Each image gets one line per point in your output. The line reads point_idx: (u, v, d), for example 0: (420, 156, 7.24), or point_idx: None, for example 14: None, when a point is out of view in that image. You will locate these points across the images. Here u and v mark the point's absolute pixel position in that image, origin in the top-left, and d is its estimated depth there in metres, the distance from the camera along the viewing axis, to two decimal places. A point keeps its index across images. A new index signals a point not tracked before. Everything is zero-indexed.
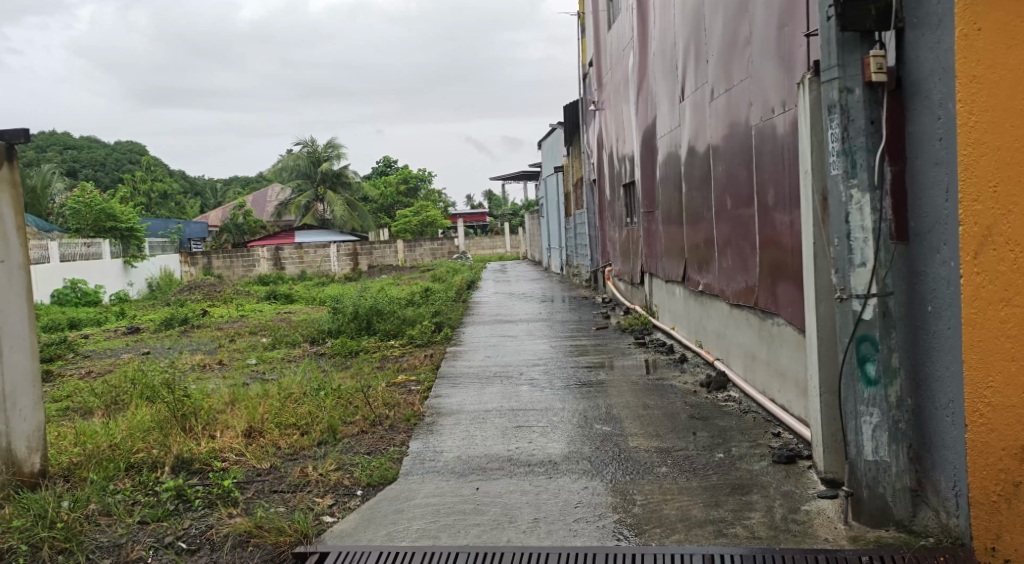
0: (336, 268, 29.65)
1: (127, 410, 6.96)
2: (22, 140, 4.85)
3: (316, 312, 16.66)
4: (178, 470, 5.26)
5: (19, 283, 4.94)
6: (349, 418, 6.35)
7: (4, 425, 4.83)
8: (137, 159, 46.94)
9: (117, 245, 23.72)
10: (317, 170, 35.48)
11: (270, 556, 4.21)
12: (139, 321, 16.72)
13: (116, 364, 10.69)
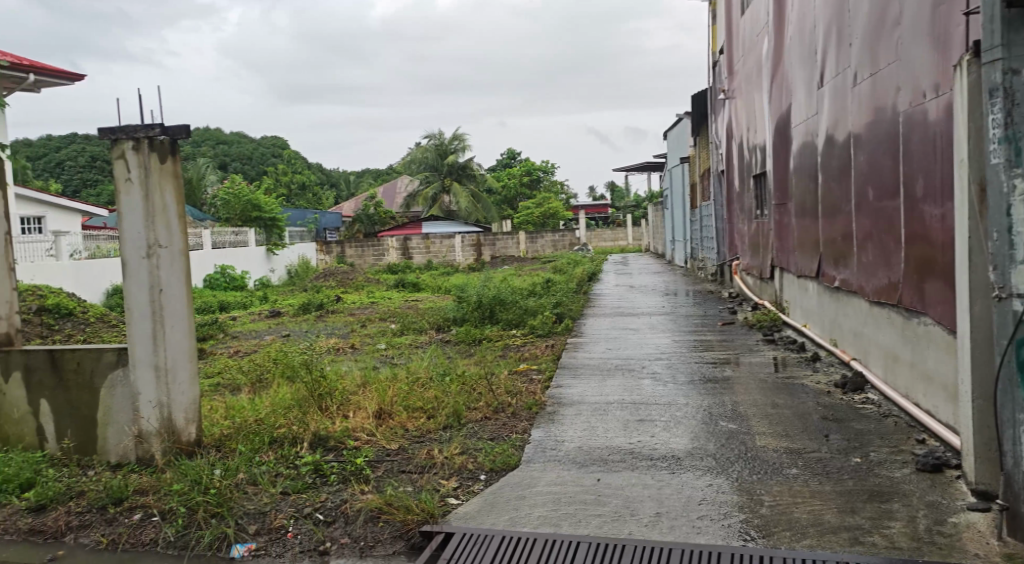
0: (461, 257, 30.23)
1: (269, 388, 7.37)
2: (183, 136, 5.19)
3: (443, 301, 17.08)
4: (315, 446, 5.53)
5: (179, 267, 5.30)
6: (473, 404, 6.47)
7: (164, 397, 5.23)
8: (279, 152, 49.49)
9: (261, 234, 25.09)
10: (444, 163, 36.32)
11: (398, 533, 4.40)
12: (278, 305, 17.65)
13: (259, 345, 11.33)
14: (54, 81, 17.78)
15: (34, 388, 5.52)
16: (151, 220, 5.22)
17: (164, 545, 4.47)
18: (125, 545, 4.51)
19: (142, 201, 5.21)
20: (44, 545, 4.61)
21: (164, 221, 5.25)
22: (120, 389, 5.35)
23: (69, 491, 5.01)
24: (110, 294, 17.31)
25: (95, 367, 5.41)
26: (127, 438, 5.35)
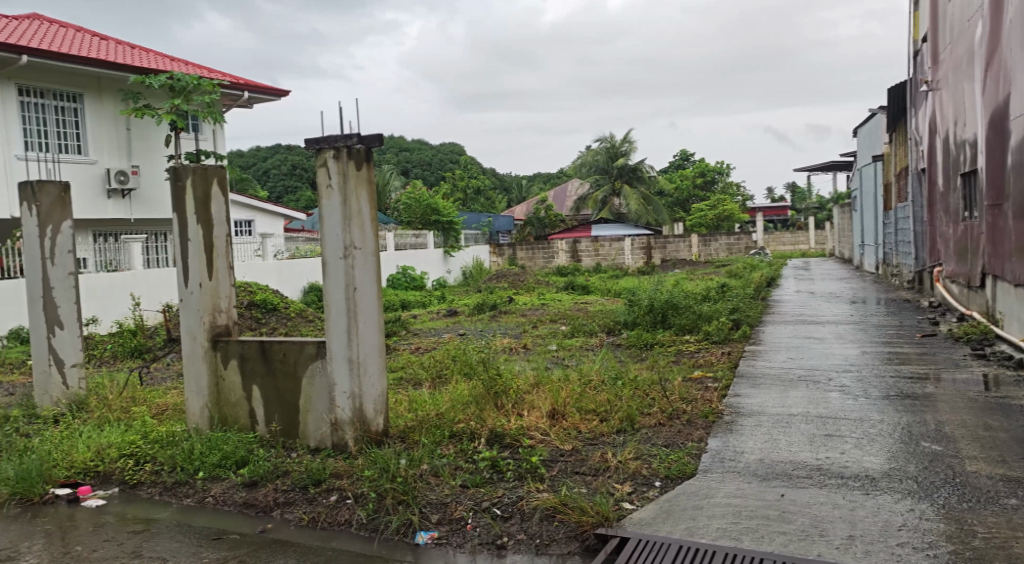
0: (631, 261, 29.93)
1: (448, 383, 7.65)
2: (375, 143, 5.48)
3: (614, 304, 16.99)
4: (492, 442, 5.66)
5: (371, 268, 5.60)
6: (647, 409, 6.38)
7: (357, 388, 5.55)
8: (455, 157, 51.24)
9: (439, 236, 26.09)
10: (614, 165, 36.27)
11: (574, 534, 4.42)
12: (455, 305, 18.26)
13: (437, 342, 11.78)
14: (263, 96, 19.33)
15: (247, 375, 6.02)
16: (348, 224, 5.55)
17: (357, 527, 4.78)
18: (323, 523, 4.86)
19: (341, 206, 5.56)
20: (255, 518, 5.06)
21: (359, 224, 5.58)
22: (319, 378, 5.73)
23: (275, 471, 5.45)
24: (307, 291, 18.60)
25: (298, 358, 5.83)
26: (325, 425, 5.72)
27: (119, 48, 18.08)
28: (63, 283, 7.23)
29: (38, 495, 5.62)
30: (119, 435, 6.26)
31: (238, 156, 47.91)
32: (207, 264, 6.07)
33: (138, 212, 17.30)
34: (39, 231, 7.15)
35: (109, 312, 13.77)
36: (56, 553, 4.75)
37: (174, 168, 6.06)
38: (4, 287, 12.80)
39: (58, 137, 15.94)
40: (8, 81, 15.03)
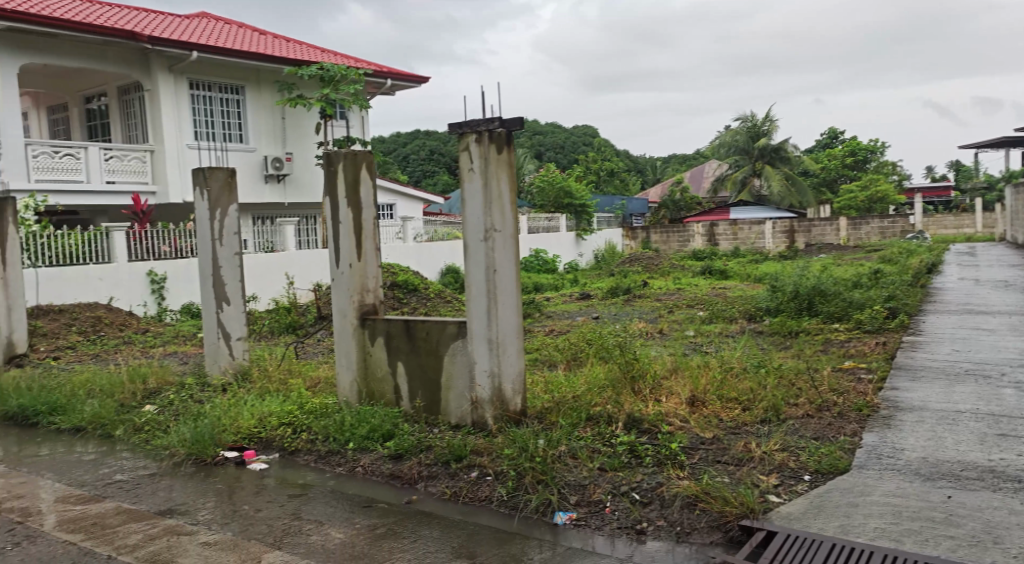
0: (771, 244, 28.68)
1: (585, 366, 7.65)
2: (517, 127, 5.51)
3: (755, 289, 16.43)
4: (629, 427, 5.61)
5: (511, 250, 5.67)
6: (794, 399, 6.14)
7: (496, 367, 5.65)
8: (589, 139, 50.97)
9: (572, 219, 26.08)
10: (755, 145, 35.02)
11: (716, 523, 4.34)
12: (588, 288, 18.22)
13: (572, 325, 11.81)
14: (405, 83, 19.90)
15: (392, 352, 6.25)
16: (488, 206, 5.64)
17: (498, 503, 4.89)
18: (465, 498, 5.00)
19: (482, 189, 5.65)
20: (401, 490, 5.27)
21: (499, 206, 5.65)
22: (460, 357, 5.87)
23: (419, 445, 5.64)
24: (444, 273, 19.04)
25: (440, 336, 5.99)
26: (465, 403, 5.86)
27: (275, 41, 19.10)
28: (229, 262, 7.76)
29: (209, 456, 6.10)
30: (278, 404, 6.67)
31: (380, 142, 49.71)
32: (356, 245, 6.35)
33: (292, 196, 18.26)
34: (209, 213, 7.68)
35: (266, 290, 14.67)
36: (226, 511, 5.14)
37: (328, 154, 6.35)
38: (177, 266, 13.88)
39: (222, 126, 17.06)
40: (180, 75, 16.21)
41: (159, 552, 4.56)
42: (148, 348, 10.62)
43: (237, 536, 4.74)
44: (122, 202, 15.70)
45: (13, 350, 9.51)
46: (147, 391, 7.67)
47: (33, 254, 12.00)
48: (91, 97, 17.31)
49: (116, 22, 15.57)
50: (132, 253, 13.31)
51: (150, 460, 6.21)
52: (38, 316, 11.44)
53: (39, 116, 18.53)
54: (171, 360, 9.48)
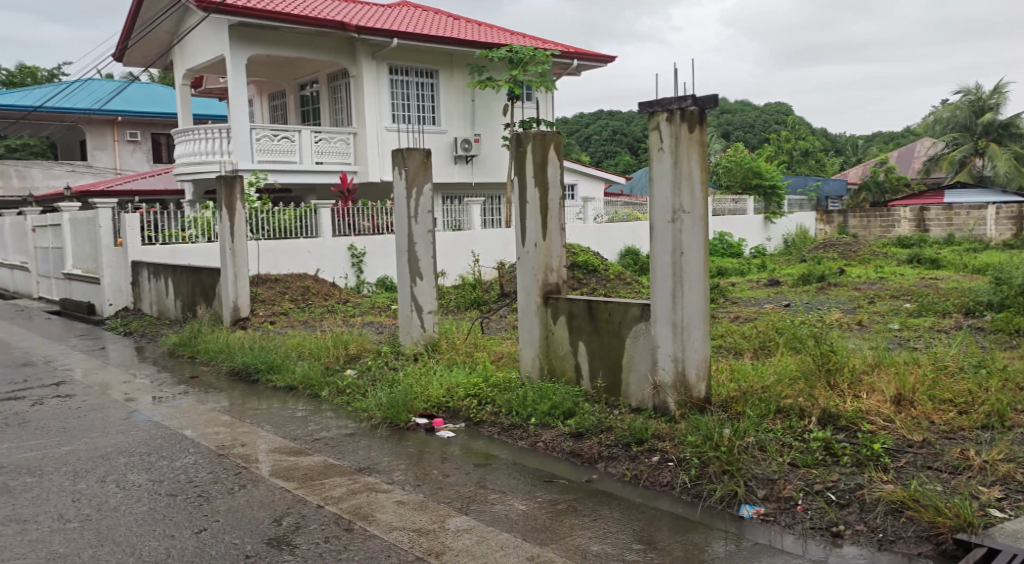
0: (994, 232, 25.67)
1: (774, 356, 7.29)
2: (710, 104, 5.29)
3: (972, 281, 14.92)
4: (824, 423, 5.29)
5: (699, 231, 5.48)
6: (1020, 406, 5.53)
7: (680, 352, 5.50)
8: (783, 117, 48.52)
9: (761, 201, 24.88)
10: (978, 122, 31.83)
11: (926, 534, 4.00)
12: (778, 274, 17.36)
13: (760, 312, 11.32)
14: (593, 63, 19.83)
15: (574, 331, 6.25)
16: (677, 187, 5.48)
17: (680, 490, 4.78)
18: (646, 482, 4.93)
19: (672, 169, 5.50)
20: (581, 468, 5.29)
21: (688, 187, 5.47)
22: (642, 340, 5.77)
23: (600, 425, 5.62)
24: (623, 254, 18.83)
25: (623, 318, 5.91)
26: (647, 386, 5.75)
27: (469, 26, 19.64)
28: (423, 239, 8.10)
29: (402, 421, 6.42)
30: (465, 376, 6.90)
31: (565, 122, 49.94)
32: (542, 224, 6.40)
33: (480, 176, 18.77)
34: (405, 192, 8.04)
35: (454, 266, 15.20)
36: (418, 473, 5.38)
37: (517, 135, 6.44)
38: (374, 241, 14.68)
39: (418, 109, 17.80)
40: (382, 61, 17.05)
41: (359, 506, 4.85)
42: (348, 317, 11.31)
43: (428, 499, 4.94)
44: (328, 180, 16.81)
45: (238, 313, 10.46)
46: (349, 355, 8.19)
47: (255, 228, 13.16)
48: (304, 84, 18.63)
49: (327, 13, 16.60)
50: (336, 229, 14.22)
51: (350, 420, 6.64)
52: (257, 283, 12.49)
53: (261, 101, 20.19)
54: (369, 329, 10.06)
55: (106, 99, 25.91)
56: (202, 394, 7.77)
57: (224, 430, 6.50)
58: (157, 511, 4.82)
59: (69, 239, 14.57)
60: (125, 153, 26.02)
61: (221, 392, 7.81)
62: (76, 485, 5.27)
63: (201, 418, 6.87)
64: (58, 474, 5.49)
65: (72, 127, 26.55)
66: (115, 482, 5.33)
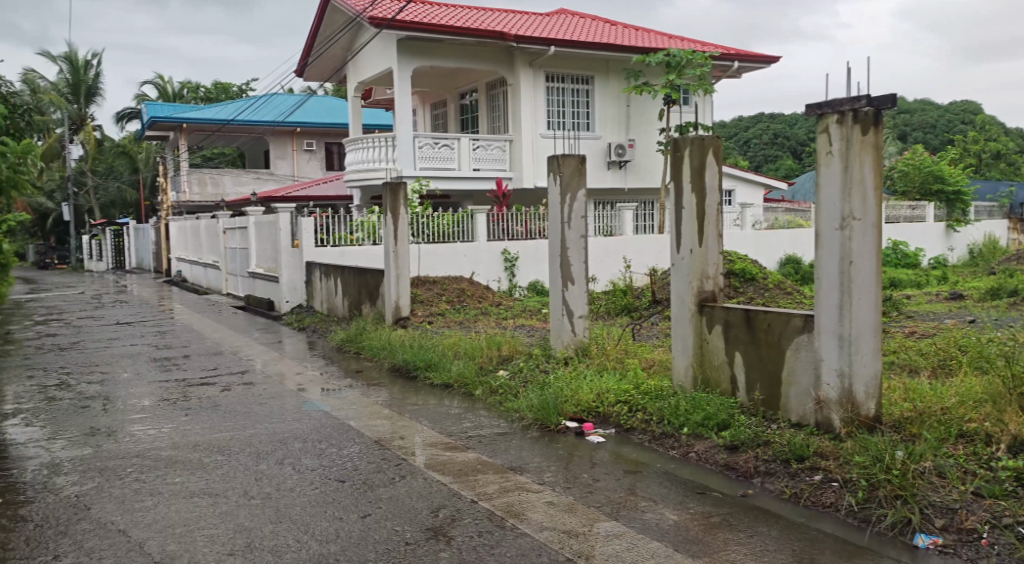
0: None
1: (957, 375, 6.76)
2: (889, 104, 5.02)
3: None
4: (1015, 450, 4.87)
5: (872, 239, 5.22)
6: None
7: (847, 367, 5.25)
8: (970, 117, 44.94)
9: (942, 208, 23.15)
10: None
11: None
12: (961, 287, 16.10)
13: (940, 328, 10.56)
14: (755, 64, 19.25)
15: (731, 341, 6.10)
16: (848, 192, 5.24)
17: (846, 513, 4.57)
18: (807, 502, 4.76)
19: (841, 174, 5.27)
20: (736, 482, 5.16)
21: (860, 194, 5.22)
22: (804, 352, 5.55)
23: (756, 439, 5.46)
24: (784, 263, 18.14)
25: (783, 329, 5.71)
26: (809, 401, 5.52)
27: (627, 32, 19.59)
28: (576, 244, 8.15)
29: (553, 424, 6.51)
30: (615, 382, 6.89)
31: (723, 125, 48.71)
32: (698, 231, 6.30)
33: (633, 181, 18.66)
34: (560, 198, 8.14)
35: (604, 272, 15.22)
36: (568, 476, 5.43)
37: (674, 140, 6.39)
38: (527, 246, 14.91)
39: (573, 115, 17.95)
40: (539, 69, 17.32)
41: (512, 504, 4.97)
42: (501, 319, 11.56)
43: (578, 501, 4.99)
44: (485, 186, 17.25)
45: (398, 313, 10.95)
46: (501, 357, 8.38)
47: (415, 232, 13.74)
48: (464, 93, 19.22)
49: (488, 24, 17.06)
50: (491, 233, 14.57)
51: (503, 420, 6.80)
52: (417, 285, 13.02)
53: (424, 111, 21.03)
54: (521, 331, 10.25)
55: (287, 111, 27.83)
56: (366, 387, 8.20)
57: (386, 423, 6.84)
58: (326, 495, 5.14)
59: (253, 240, 15.78)
60: (301, 161, 27.84)
61: (383, 386, 8.21)
62: (257, 465, 5.72)
63: (365, 410, 7.26)
64: (242, 454, 5.97)
65: (256, 138, 28.71)
66: (290, 465, 5.73)
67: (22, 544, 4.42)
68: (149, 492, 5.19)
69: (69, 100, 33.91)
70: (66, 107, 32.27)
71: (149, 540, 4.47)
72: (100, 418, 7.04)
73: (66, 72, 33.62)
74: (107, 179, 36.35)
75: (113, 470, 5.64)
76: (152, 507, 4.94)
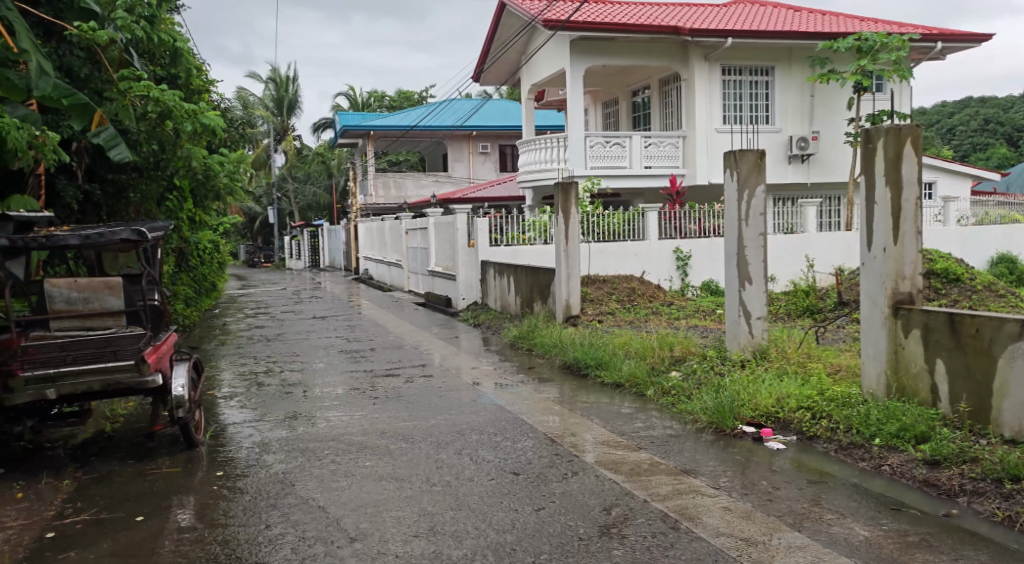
0: None
1: None
2: None
3: None
4: None
5: None
6: None
7: None
8: None
9: None
10: None
11: None
12: None
13: None
14: (959, 44, 17.72)
15: (931, 347, 5.69)
16: None
17: None
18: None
19: None
20: (938, 500, 4.82)
21: None
22: (1021, 361, 5.08)
23: (962, 454, 5.06)
24: (995, 262, 16.76)
25: (994, 335, 5.24)
26: None
27: (812, 17, 18.67)
28: (754, 242, 7.88)
29: (729, 428, 6.34)
30: (797, 387, 6.62)
31: (923, 113, 45.32)
32: (893, 228, 5.93)
33: (817, 176, 17.77)
34: (737, 194, 7.90)
35: (785, 271, 14.64)
36: (745, 482, 5.29)
37: (867, 131, 6.05)
38: (701, 245, 14.58)
39: (751, 109, 17.36)
40: (715, 62, 16.88)
41: (686, 506, 4.90)
42: (673, 319, 11.41)
43: (756, 509, 4.84)
44: (657, 183, 17.04)
45: (569, 311, 11.05)
46: (674, 357, 8.25)
47: (586, 231, 13.83)
48: (637, 90, 19.07)
49: (662, 19, 16.81)
50: (664, 232, 14.38)
51: (676, 422, 6.71)
52: (587, 283, 13.11)
53: (596, 110, 21.08)
54: (695, 332, 10.05)
55: (465, 115, 28.78)
56: (538, 383, 8.35)
57: (557, 419, 6.94)
58: (502, 486, 5.30)
59: (432, 239, 16.47)
60: (477, 164, 28.77)
61: (555, 383, 8.33)
62: (438, 454, 5.97)
63: (538, 406, 7.40)
64: (425, 443, 6.27)
65: (436, 142, 29.92)
66: (468, 455, 5.95)
67: (240, 513, 4.88)
68: (345, 473, 5.57)
69: (273, 113, 36.81)
70: (271, 119, 35.14)
71: (344, 518, 4.80)
72: (300, 404, 7.62)
73: (271, 89, 36.50)
74: (305, 185, 39.14)
75: (312, 451, 6.10)
76: (347, 487, 5.29)
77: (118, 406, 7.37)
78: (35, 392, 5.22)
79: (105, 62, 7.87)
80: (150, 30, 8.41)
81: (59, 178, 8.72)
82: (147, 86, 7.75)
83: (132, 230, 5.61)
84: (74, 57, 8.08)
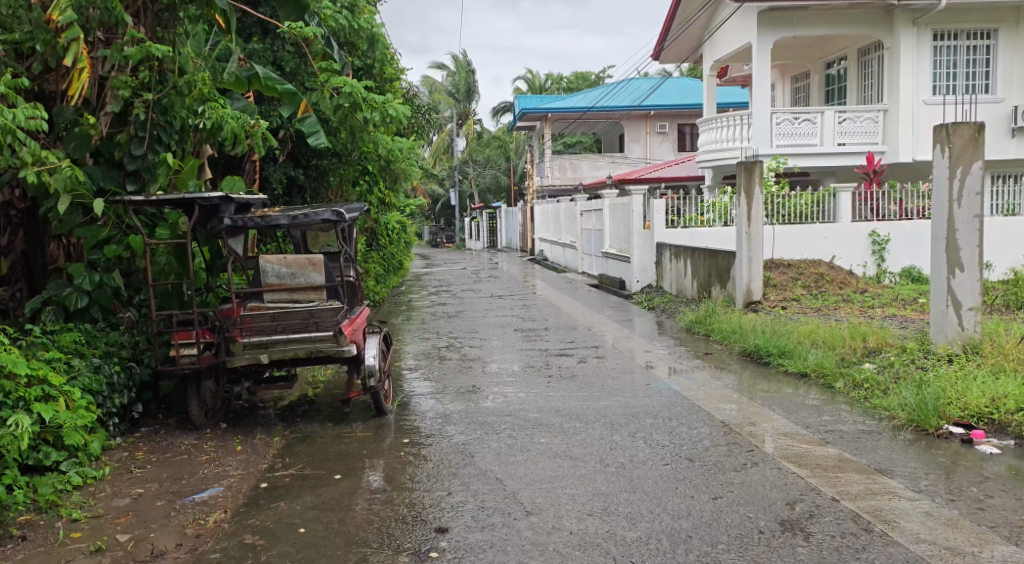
0: None
1: None
2: None
3: None
4: None
5: None
6: None
7: None
8: None
9: None
10: None
11: None
12: None
13: None
14: None
15: None
16: None
17: None
18: None
19: None
20: None
21: None
22: None
23: None
24: None
25: None
26: None
27: None
28: (967, 225, 7.17)
29: (932, 427, 5.81)
30: (1015, 387, 5.98)
31: None
32: None
33: None
34: (948, 173, 7.18)
35: (1004, 258, 13.29)
36: (951, 487, 4.82)
37: None
38: (903, 228, 13.48)
39: (965, 78, 15.80)
40: (924, 28, 15.50)
41: (880, 508, 4.54)
42: (867, 307, 10.66)
43: (963, 517, 4.39)
44: (852, 162, 15.95)
45: (750, 297, 10.59)
46: (867, 348, 7.68)
47: (771, 213, 13.23)
48: (832, 62, 17.88)
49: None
50: (858, 213, 13.43)
51: (870, 418, 6.23)
52: (770, 268, 12.51)
53: (784, 85, 20.00)
54: (893, 322, 9.30)
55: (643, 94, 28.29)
56: (716, 370, 8.05)
57: (736, 407, 6.65)
58: (677, 472, 5.14)
59: (607, 221, 16.34)
60: (655, 145, 28.32)
61: (734, 371, 7.99)
62: (612, 436, 5.89)
63: (716, 393, 7.12)
64: (599, 424, 6.21)
65: (613, 123, 29.69)
66: (642, 439, 5.82)
67: (425, 479, 5.05)
68: (521, 448, 5.62)
69: (455, 99, 38.09)
70: (452, 105, 36.37)
71: (521, 491, 4.83)
72: (479, 379, 7.80)
73: (451, 75, 37.78)
74: (485, 168, 40.03)
75: (491, 425, 6.20)
76: (523, 462, 5.34)
77: (320, 372, 7.89)
78: (251, 356, 5.65)
79: (310, 52, 8.30)
80: (348, 24, 8.88)
81: (267, 163, 9.45)
82: (342, 80, 8.12)
83: (333, 211, 5.93)
84: (285, 53, 8.70)
